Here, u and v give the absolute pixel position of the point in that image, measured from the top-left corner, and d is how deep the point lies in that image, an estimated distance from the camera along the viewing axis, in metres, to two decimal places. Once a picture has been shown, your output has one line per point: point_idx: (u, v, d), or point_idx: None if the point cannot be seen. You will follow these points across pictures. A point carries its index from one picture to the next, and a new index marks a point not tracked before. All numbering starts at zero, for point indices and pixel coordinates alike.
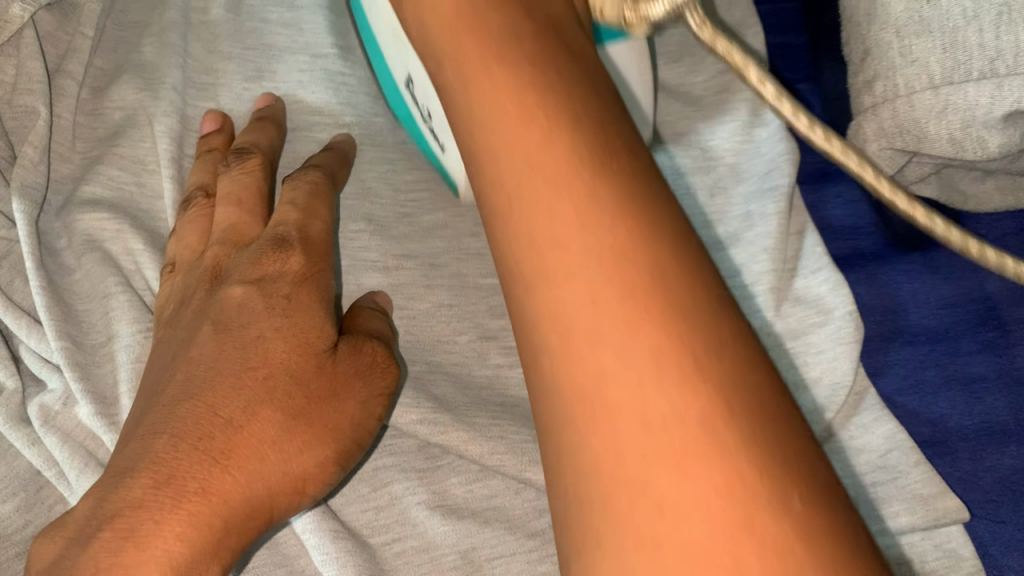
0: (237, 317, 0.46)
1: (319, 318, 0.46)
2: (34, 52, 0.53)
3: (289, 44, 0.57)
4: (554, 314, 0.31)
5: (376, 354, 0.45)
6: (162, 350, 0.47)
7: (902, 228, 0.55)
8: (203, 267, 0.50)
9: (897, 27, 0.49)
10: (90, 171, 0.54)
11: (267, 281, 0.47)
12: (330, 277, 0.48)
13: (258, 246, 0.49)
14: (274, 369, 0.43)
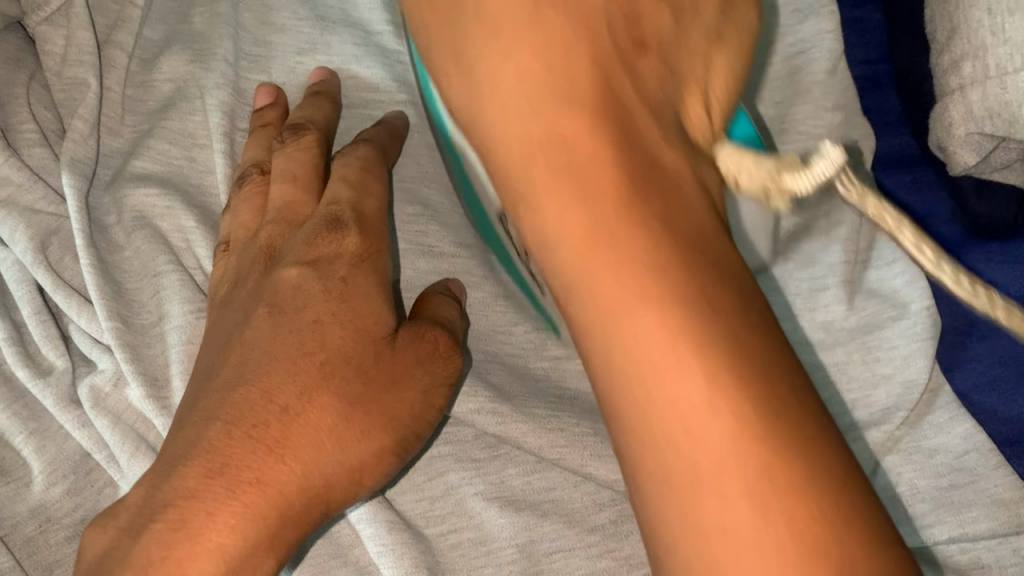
0: (293, 299, 0.44)
1: (375, 303, 0.44)
2: (84, 23, 0.52)
3: (342, 16, 0.55)
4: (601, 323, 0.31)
5: (439, 342, 0.43)
6: (217, 331, 0.45)
7: (982, 218, 0.53)
8: (257, 246, 0.48)
9: (988, 4, 0.46)
10: (140, 146, 0.52)
11: (323, 262, 0.45)
12: (386, 258, 0.46)
13: (310, 225, 0.46)
14: (331, 355, 0.42)
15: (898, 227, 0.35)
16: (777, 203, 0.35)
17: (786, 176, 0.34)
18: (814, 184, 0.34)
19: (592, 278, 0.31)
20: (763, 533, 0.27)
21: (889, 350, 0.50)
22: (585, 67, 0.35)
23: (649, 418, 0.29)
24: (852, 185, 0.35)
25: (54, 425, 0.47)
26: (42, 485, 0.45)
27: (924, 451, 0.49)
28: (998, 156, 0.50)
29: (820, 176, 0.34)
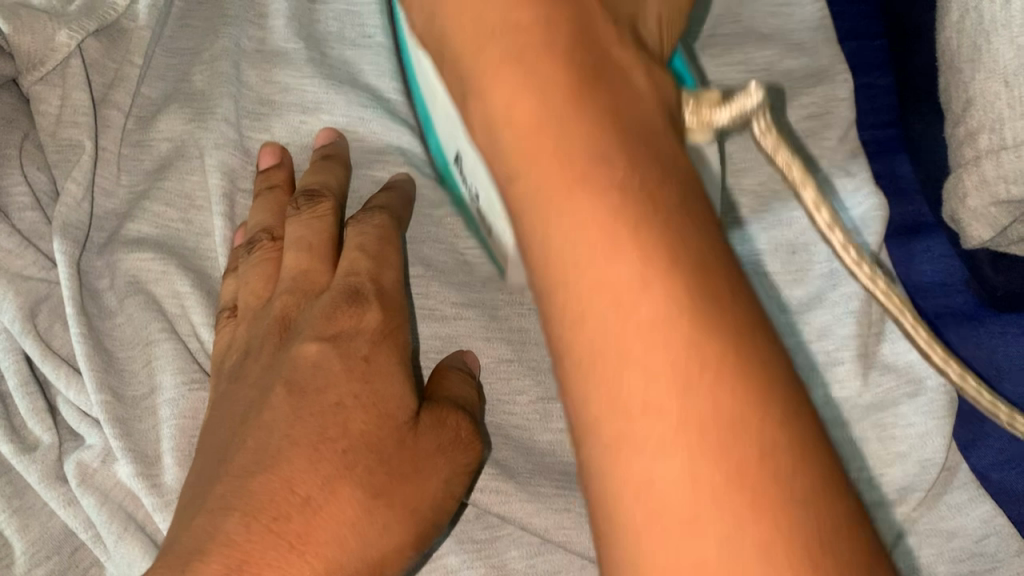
0: (312, 379, 0.42)
1: (398, 386, 0.42)
2: (80, 83, 0.51)
3: (351, 78, 0.54)
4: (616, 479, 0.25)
5: (460, 429, 0.42)
6: (227, 412, 0.43)
7: (1000, 290, 0.52)
8: (271, 318, 0.47)
9: (1005, 76, 0.46)
10: (135, 208, 0.51)
11: (343, 339, 0.43)
12: (406, 333, 0.45)
13: (329, 297, 0.45)
14: (354, 442, 0.40)
15: (801, 180, 0.35)
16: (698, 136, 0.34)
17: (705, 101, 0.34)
18: (736, 117, 0.34)
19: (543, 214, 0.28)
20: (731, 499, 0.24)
21: (906, 427, 0.49)
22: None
23: (635, 511, 0.25)
24: (766, 131, 0.35)
25: (38, 502, 0.45)
26: (24, 565, 0.43)
27: (942, 532, 0.49)
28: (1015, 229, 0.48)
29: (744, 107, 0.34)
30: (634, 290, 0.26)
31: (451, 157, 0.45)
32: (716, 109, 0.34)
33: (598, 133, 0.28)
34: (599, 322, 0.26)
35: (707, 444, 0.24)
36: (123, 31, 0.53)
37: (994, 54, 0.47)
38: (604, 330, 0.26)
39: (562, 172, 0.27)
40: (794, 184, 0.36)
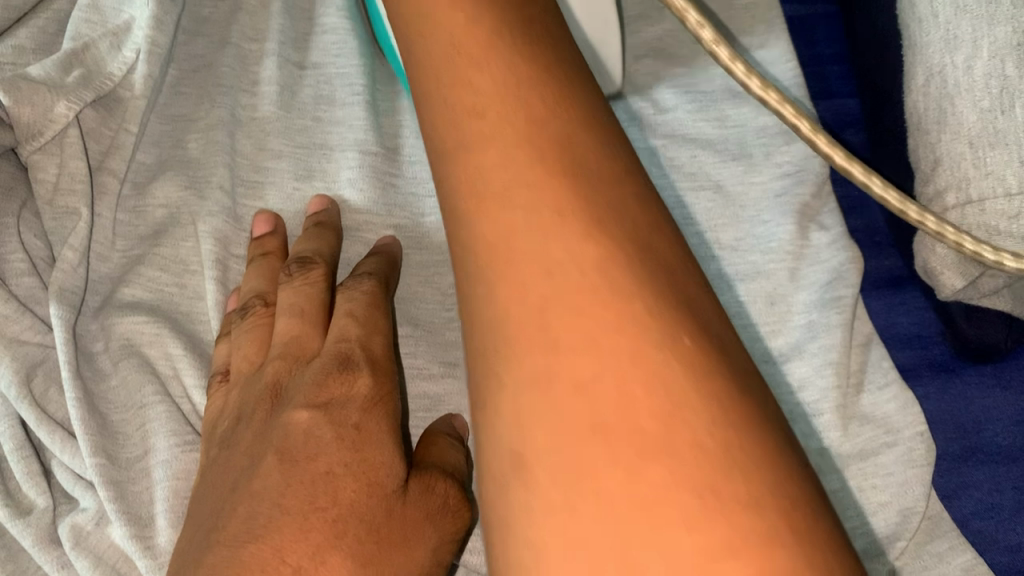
0: (304, 445, 0.43)
1: (388, 453, 0.43)
2: (77, 152, 0.53)
3: (340, 141, 0.57)
4: (522, 346, 0.30)
5: (448, 496, 0.44)
6: (220, 478, 0.44)
7: (974, 341, 0.54)
8: (263, 384, 0.47)
9: (969, 137, 0.49)
10: (130, 272, 0.53)
11: (334, 406, 0.44)
12: (396, 400, 0.46)
13: (320, 364, 0.46)
14: (344, 510, 0.40)
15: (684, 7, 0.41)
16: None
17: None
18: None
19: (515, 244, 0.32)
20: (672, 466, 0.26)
21: (886, 477, 0.50)
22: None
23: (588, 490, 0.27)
24: None
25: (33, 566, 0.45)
26: None
27: None
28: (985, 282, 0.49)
29: None
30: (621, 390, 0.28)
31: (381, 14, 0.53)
32: None
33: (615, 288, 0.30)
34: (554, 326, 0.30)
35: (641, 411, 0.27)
36: (118, 101, 0.55)
37: (956, 115, 0.49)
38: (524, 240, 0.32)
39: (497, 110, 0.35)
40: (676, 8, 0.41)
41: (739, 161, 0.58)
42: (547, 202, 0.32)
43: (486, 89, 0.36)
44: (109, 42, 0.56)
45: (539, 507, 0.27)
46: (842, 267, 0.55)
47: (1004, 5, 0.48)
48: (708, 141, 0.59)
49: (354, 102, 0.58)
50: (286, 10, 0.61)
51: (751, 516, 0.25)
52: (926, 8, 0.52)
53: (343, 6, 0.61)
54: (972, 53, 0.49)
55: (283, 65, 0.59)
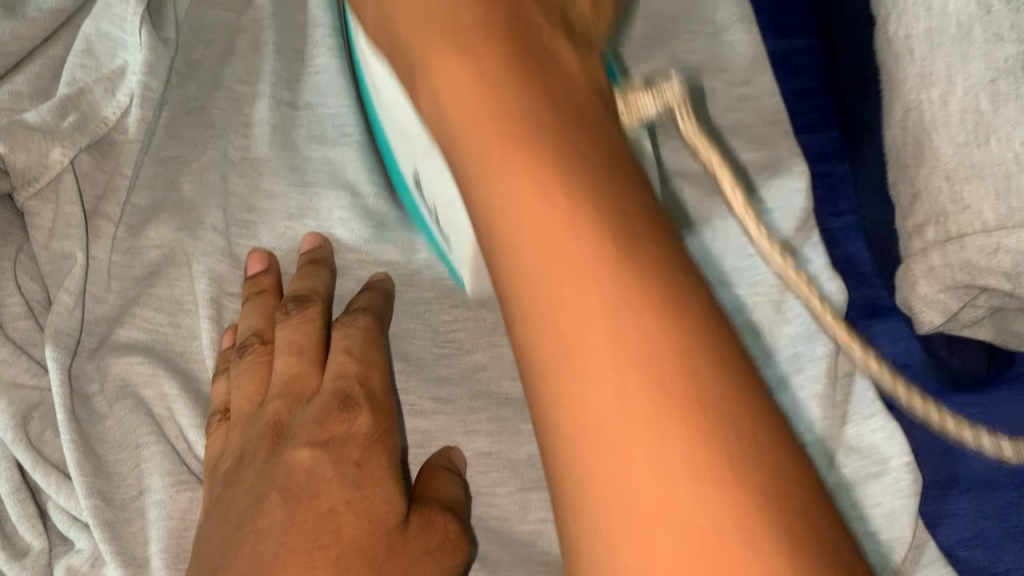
0: (307, 484, 0.43)
1: (389, 490, 0.44)
2: (72, 197, 0.54)
3: (330, 180, 0.58)
4: (563, 438, 0.27)
5: (448, 531, 0.44)
6: (225, 515, 0.44)
7: (958, 372, 0.55)
8: (264, 422, 0.48)
9: (946, 171, 0.50)
10: (126, 313, 0.53)
11: (336, 444, 0.45)
12: (393, 437, 0.47)
13: (320, 402, 0.47)
14: (346, 547, 0.41)
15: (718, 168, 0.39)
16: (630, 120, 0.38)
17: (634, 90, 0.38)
18: (661, 108, 0.38)
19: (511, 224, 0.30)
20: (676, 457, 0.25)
21: (874, 507, 0.51)
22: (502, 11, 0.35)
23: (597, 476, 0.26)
24: (683, 115, 0.39)
25: None
26: None
27: None
28: (967, 313, 0.51)
29: (667, 101, 0.38)
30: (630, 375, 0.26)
31: (411, 178, 0.48)
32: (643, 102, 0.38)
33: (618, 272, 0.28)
34: (561, 306, 0.28)
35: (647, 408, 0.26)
36: (114, 144, 0.57)
37: (935, 150, 0.51)
38: (595, 415, 0.26)
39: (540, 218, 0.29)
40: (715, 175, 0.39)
41: (725, 194, 0.58)
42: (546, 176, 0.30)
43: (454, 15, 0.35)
44: (104, 87, 0.56)
45: (582, 515, 0.26)
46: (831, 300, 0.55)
47: (977, 40, 0.48)
48: None
49: (341, 141, 0.59)
50: (277, 51, 0.62)
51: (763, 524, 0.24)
52: (901, 43, 0.53)
53: (332, 44, 0.62)
54: (947, 88, 0.50)
55: (277, 105, 0.60)
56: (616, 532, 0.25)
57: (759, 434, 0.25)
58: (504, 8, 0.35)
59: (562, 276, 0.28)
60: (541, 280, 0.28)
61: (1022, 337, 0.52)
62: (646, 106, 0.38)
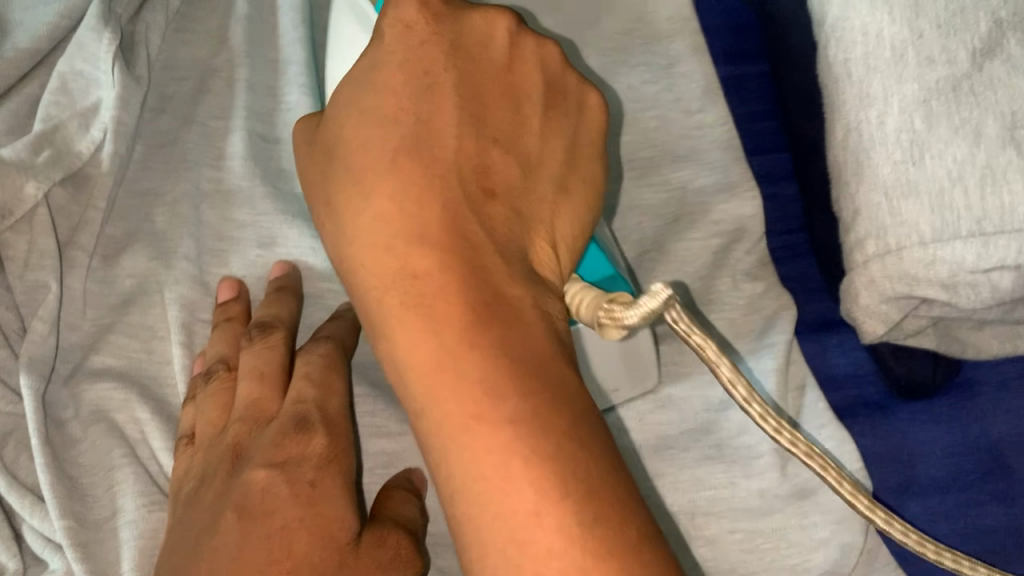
0: (261, 503, 0.44)
1: (343, 507, 0.45)
2: (46, 229, 0.55)
3: (301, 211, 0.60)
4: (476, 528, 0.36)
5: (399, 547, 0.46)
6: (184, 535, 0.45)
7: (904, 380, 0.57)
8: (224, 445, 0.49)
9: (884, 189, 0.52)
10: (101, 340, 0.55)
11: (290, 465, 0.46)
12: (350, 458, 0.48)
13: (276, 426, 0.48)
14: (297, 564, 0.43)
15: (716, 359, 0.43)
16: (612, 334, 0.44)
17: (619, 307, 0.43)
18: (643, 319, 0.42)
19: (428, 365, 0.38)
20: (556, 540, 0.35)
21: (824, 514, 0.54)
22: (450, 247, 0.40)
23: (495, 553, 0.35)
24: (675, 313, 0.43)
25: None
26: None
27: None
28: (910, 323, 0.54)
29: (654, 308, 0.41)
30: (524, 486, 0.35)
31: None
32: (626, 311, 0.42)
33: (519, 404, 0.36)
34: (469, 429, 0.36)
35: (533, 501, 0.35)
36: (87, 179, 0.58)
37: (874, 168, 0.53)
38: (500, 511, 0.35)
39: (488, 463, 0.36)
40: (711, 362, 0.44)
41: (680, 222, 0.64)
42: (457, 324, 0.38)
43: (379, 163, 0.42)
44: (78, 123, 0.59)
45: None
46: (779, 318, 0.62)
47: (911, 63, 0.52)
48: (650, 201, 0.65)
49: None
50: (249, 87, 0.64)
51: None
52: (841, 67, 0.55)
53: (302, 81, 0.64)
54: (883, 109, 0.53)
55: (250, 137, 0.62)
56: None
57: (617, 521, 0.35)
58: (432, 167, 0.42)
59: (473, 410, 0.36)
60: (454, 410, 0.37)
61: (965, 345, 0.55)
62: (628, 316, 0.42)
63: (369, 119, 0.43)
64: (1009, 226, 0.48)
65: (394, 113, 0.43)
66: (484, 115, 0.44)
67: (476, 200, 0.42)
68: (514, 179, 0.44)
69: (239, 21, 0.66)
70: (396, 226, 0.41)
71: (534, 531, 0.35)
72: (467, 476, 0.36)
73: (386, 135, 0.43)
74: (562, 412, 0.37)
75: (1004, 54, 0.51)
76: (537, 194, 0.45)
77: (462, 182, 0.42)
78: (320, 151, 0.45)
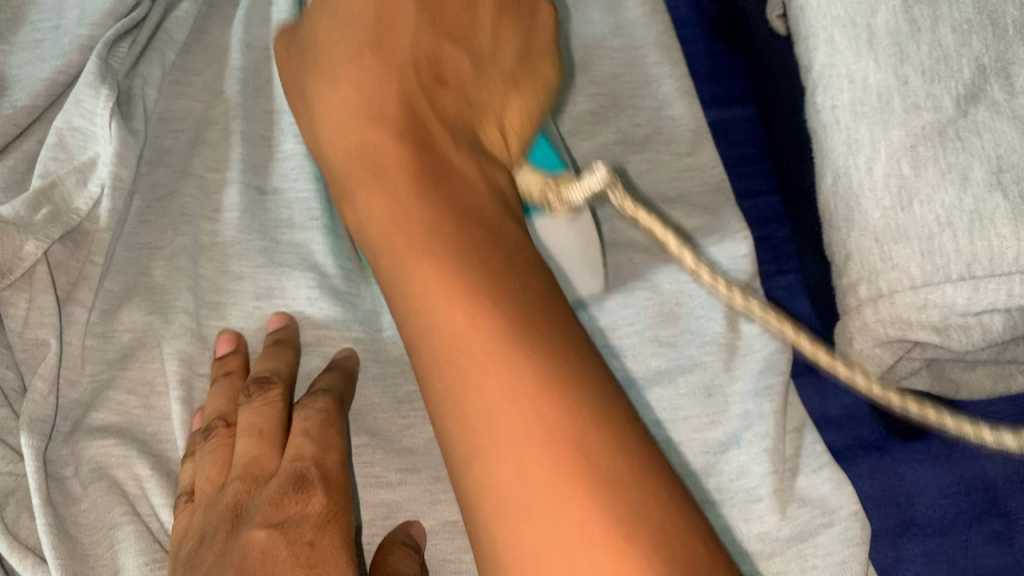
0: (262, 566, 0.44)
1: (343, 566, 0.45)
2: (45, 286, 0.56)
3: (298, 261, 0.61)
4: (459, 416, 0.36)
5: None
6: None
7: (899, 421, 0.58)
8: (223, 505, 0.49)
9: (875, 234, 0.53)
10: (100, 397, 0.55)
11: (289, 525, 0.46)
12: (348, 516, 0.48)
13: (275, 484, 0.48)
14: None
15: (663, 234, 0.46)
16: (560, 211, 0.47)
17: (565, 186, 0.47)
18: (588, 194, 0.47)
19: (402, 253, 0.39)
20: (535, 423, 0.34)
21: (825, 556, 0.55)
22: (402, 126, 0.42)
23: (476, 434, 0.35)
24: (616, 192, 0.46)
25: None
26: None
27: None
28: (904, 364, 0.55)
29: (593, 185, 0.46)
30: (501, 369, 0.35)
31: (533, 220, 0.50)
32: (571, 188, 0.47)
33: (494, 287, 0.37)
34: (445, 310, 0.37)
35: (512, 380, 0.35)
36: (85, 234, 0.59)
37: (863, 214, 0.54)
38: (478, 396, 0.35)
39: (464, 342, 0.36)
40: (658, 238, 0.47)
41: (670, 259, 0.62)
42: (428, 213, 0.39)
43: (343, 65, 0.44)
44: (76, 178, 0.59)
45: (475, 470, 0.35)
46: (774, 346, 0.60)
47: (897, 109, 0.53)
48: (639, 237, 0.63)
49: (307, 223, 0.62)
50: (244, 139, 0.65)
51: (604, 469, 0.33)
52: (829, 113, 0.57)
53: (297, 131, 0.65)
54: (872, 155, 0.54)
55: (245, 190, 0.63)
56: (493, 477, 0.34)
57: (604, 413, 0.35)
58: (390, 59, 0.43)
59: (446, 292, 0.37)
60: (429, 295, 0.38)
61: (958, 386, 0.56)
62: (574, 193, 0.47)
63: (336, 26, 0.45)
64: (999, 270, 0.48)
65: (357, 14, 0.45)
66: (441, 7, 0.45)
67: (429, 89, 0.43)
68: (470, 74, 0.44)
69: (233, 72, 0.67)
70: (358, 115, 0.43)
71: (512, 413, 0.34)
72: (448, 367, 0.36)
73: (349, 34, 0.44)
74: (538, 305, 0.37)
75: (988, 100, 0.51)
76: (494, 88, 0.45)
77: (417, 72, 0.43)
78: (295, 56, 0.47)
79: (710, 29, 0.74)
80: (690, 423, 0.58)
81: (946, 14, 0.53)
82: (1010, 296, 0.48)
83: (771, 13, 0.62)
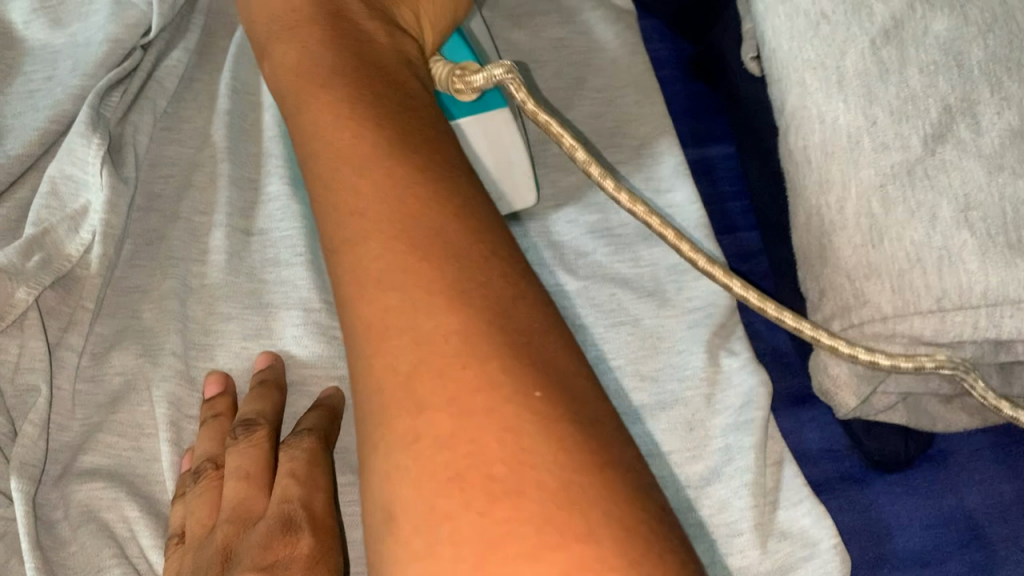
0: None
1: None
2: (37, 331, 0.57)
3: (284, 299, 0.62)
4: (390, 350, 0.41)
5: None
6: None
7: (877, 454, 0.59)
8: (213, 548, 0.50)
9: (847, 272, 0.54)
10: (89, 440, 0.56)
11: (278, 569, 0.47)
12: (337, 555, 0.49)
13: (264, 527, 0.49)
14: None
15: (555, 129, 0.55)
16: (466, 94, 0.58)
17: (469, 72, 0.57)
18: (489, 81, 0.56)
19: (352, 208, 0.47)
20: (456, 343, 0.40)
21: None
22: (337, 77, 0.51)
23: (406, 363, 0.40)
24: (515, 83, 0.55)
25: None
26: None
27: None
28: (879, 399, 0.56)
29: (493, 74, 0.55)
30: (431, 301, 0.41)
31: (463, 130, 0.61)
32: (473, 74, 0.57)
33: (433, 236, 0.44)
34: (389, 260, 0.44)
35: (442, 314, 0.41)
36: (76, 281, 0.60)
37: (835, 252, 0.55)
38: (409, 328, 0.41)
39: (398, 284, 0.43)
40: (554, 133, 0.55)
41: (653, 297, 0.64)
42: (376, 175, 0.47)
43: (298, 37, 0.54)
44: (68, 225, 0.60)
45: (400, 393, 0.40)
46: (755, 381, 0.61)
47: (866, 149, 0.54)
48: (625, 275, 0.65)
49: (291, 260, 0.63)
50: (231, 181, 0.66)
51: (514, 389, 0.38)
52: (801, 153, 0.58)
53: (283, 174, 0.66)
54: (842, 194, 0.55)
55: (232, 233, 0.64)
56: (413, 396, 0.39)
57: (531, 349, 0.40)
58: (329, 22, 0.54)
59: (387, 239, 0.45)
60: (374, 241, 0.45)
61: (933, 419, 0.57)
62: (474, 77, 0.57)
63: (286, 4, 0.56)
64: (966, 303, 0.50)
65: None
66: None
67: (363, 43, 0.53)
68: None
69: (221, 116, 0.69)
70: (306, 69, 0.52)
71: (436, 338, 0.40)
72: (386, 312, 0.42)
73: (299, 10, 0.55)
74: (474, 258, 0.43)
75: (955, 139, 0.53)
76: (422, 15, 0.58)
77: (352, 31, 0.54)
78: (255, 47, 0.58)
79: (688, 68, 0.76)
80: (676, 455, 0.58)
81: (912, 56, 0.55)
82: (976, 327, 0.51)
83: (745, 56, 0.64)
